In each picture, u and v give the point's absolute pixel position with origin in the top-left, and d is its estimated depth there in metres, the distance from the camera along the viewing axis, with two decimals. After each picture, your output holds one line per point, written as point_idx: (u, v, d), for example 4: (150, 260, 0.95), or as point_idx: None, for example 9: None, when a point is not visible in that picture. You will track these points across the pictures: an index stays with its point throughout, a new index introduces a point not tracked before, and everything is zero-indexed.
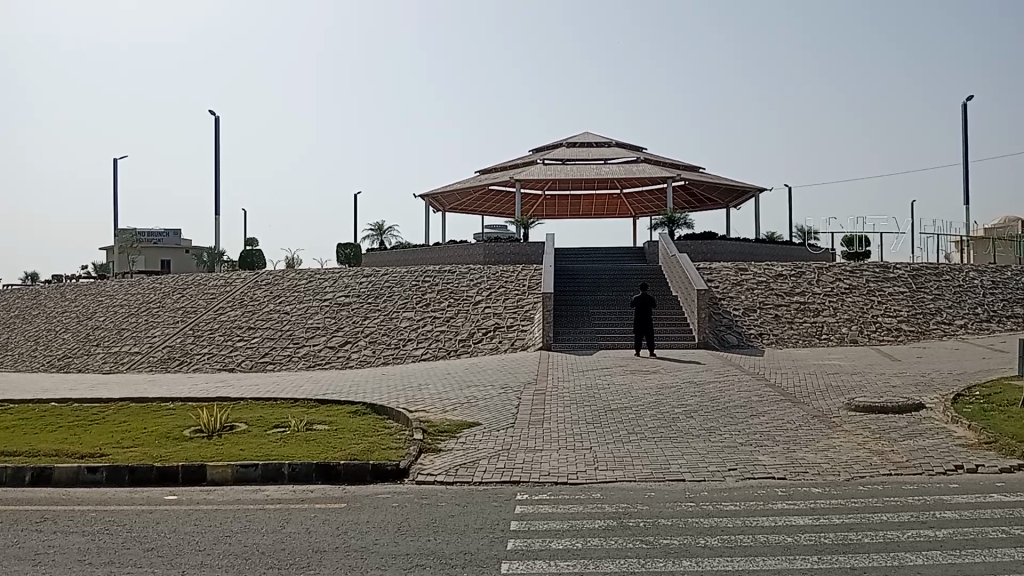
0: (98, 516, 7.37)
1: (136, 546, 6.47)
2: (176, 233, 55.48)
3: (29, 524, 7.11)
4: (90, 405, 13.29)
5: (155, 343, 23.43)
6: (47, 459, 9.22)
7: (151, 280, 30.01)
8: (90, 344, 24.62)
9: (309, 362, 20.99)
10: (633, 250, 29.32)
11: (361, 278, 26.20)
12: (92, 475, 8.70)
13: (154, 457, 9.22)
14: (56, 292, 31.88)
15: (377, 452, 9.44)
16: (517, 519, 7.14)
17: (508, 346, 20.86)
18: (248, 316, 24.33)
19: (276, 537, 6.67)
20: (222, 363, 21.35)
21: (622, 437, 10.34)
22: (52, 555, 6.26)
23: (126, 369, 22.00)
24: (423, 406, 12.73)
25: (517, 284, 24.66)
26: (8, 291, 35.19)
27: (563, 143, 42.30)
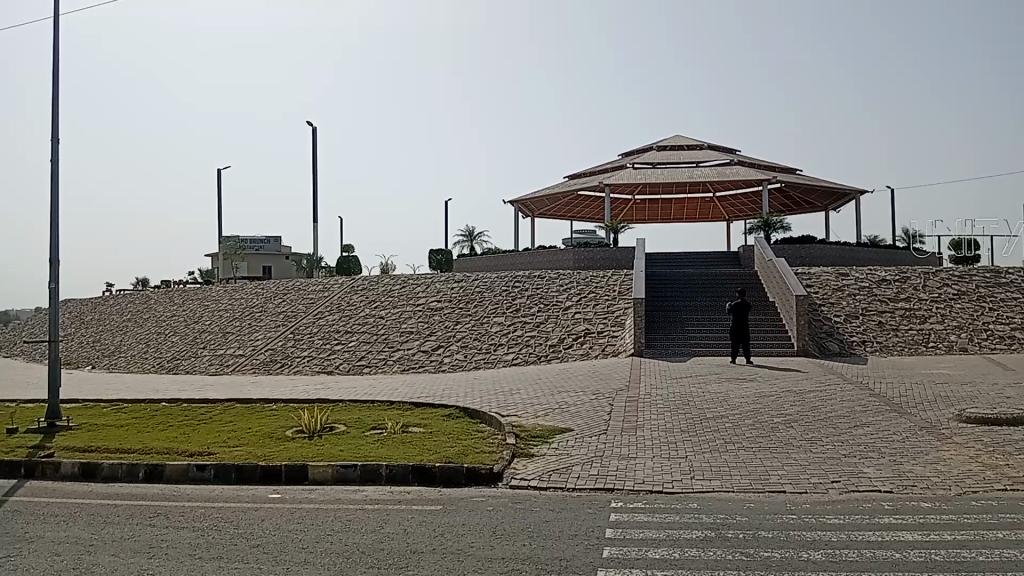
0: (205, 512, 7.68)
1: (242, 542, 6.71)
2: (277, 240, 56.99)
3: (144, 518, 7.47)
4: (197, 405, 13.85)
5: (258, 346, 24.31)
6: (159, 456, 9.67)
7: (253, 285, 31.15)
8: (197, 346, 25.74)
9: (403, 365, 21.37)
10: (727, 256, 28.70)
11: (452, 283, 26.54)
12: (200, 472, 9.08)
13: (258, 456, 9.56)
14: (165, 297, 33.42)
15: (471, 456, 9.52)
16: (613, 526, 7.07)
17: (599, 352, 20.76)
18: (346, 320, 24.96)
19: (375, 537, 6.80)
20: (321, 366, 22.00)
21: (718, 446, 10.14)
22: (165, 549, 6.55)
23: (231, 370, 22.89)
24: (515, 410, 12.77)
25: (608, 289, 24.50)
26: (121, 295, 37.08)
27: (654, 147, 41.76)
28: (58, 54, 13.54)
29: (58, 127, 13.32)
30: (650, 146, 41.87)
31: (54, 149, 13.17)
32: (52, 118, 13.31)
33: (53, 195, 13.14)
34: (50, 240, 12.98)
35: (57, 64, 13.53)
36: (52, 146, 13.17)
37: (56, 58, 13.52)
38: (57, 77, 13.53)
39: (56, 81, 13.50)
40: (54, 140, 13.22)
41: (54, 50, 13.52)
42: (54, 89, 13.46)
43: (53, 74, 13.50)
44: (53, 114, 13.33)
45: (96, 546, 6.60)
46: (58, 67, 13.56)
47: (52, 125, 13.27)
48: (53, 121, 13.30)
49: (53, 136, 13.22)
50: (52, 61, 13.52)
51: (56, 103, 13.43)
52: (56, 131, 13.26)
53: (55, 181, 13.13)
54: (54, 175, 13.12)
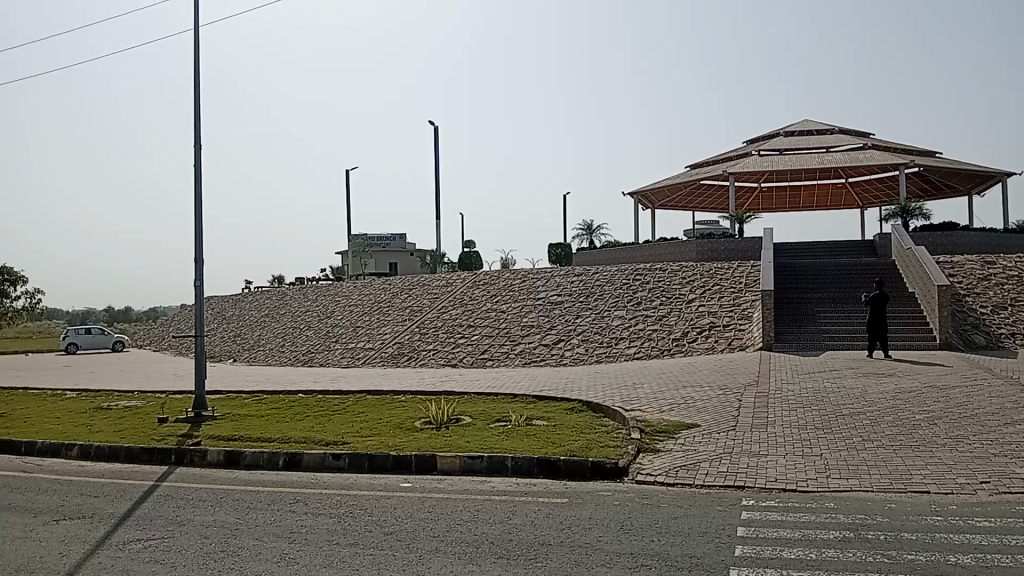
0: (341, 499, 7.97)
1: (377, 529, 6.94)
2: (402, 237, 58.51)
3: (285, 504, 7.84)
4: (330, 397, 14.42)
5: (386, 340, 25.07)
6: (297, 444, 10.14)
7: (380, 281, 32.11)
8: (329, 340, 26.79)
9: (525, 359, 21.55)
10: (860, 245, 27.41)
11: (573, 277, 26.52)
12: (336, 461, 9.45)
13: (389, 446, 9.87)
14: (299, 294, 34.95)
15: (596, 450, 9.49)
16: (744, 525, 6.89)
17: (725, 346, 20.28)
18: (468, 314, 25.37)
19: (503, 527, 6.89)
20: (446, 359, 22.45)
21: (855, 444, 9.71)
22: (305, 534, 6.85)
23: (361, 363, 23.69)
24: (640, 405, 12.65)
25: (733, 281, 23.86)
26: (259, 292, 39.04)
27: (780, 134, 40.33)
28: (200, 64, 14.34)
29: (201, 133, 14.12)
30: (776, 133, 40.47)
31: (197, 154, 13.97)
32: (194, 125, 14.11)
33: (196, 198, 13.94)
34: (194, 240, 13.78)
35: (199, 73, 14.33)
36: (195, 151, 13.97)
37: (197, 67, 14.33)
38: (199, 85, 14.32)
39: (197, 89, 14.30)
40: (197, 146, 14.02)
41: (195, 61, 14.33)
42: (195, 97, 14.27)
43: (195, 83, 14.30)
44: (196, 121, 14.13)
45: (242, 531, 6.97)
46: (200, 76, 14.35)
47: (195, 132, 14.07)
48: (195, 127, 14.11)
49: (196, 142, 14.02)
50: (194, 71, 14.33)
51: (199, 111, 14.22)
52: (199, 137, 14.06)
53: (199, 184, 13.94)
54: (197, 179, 13.93)
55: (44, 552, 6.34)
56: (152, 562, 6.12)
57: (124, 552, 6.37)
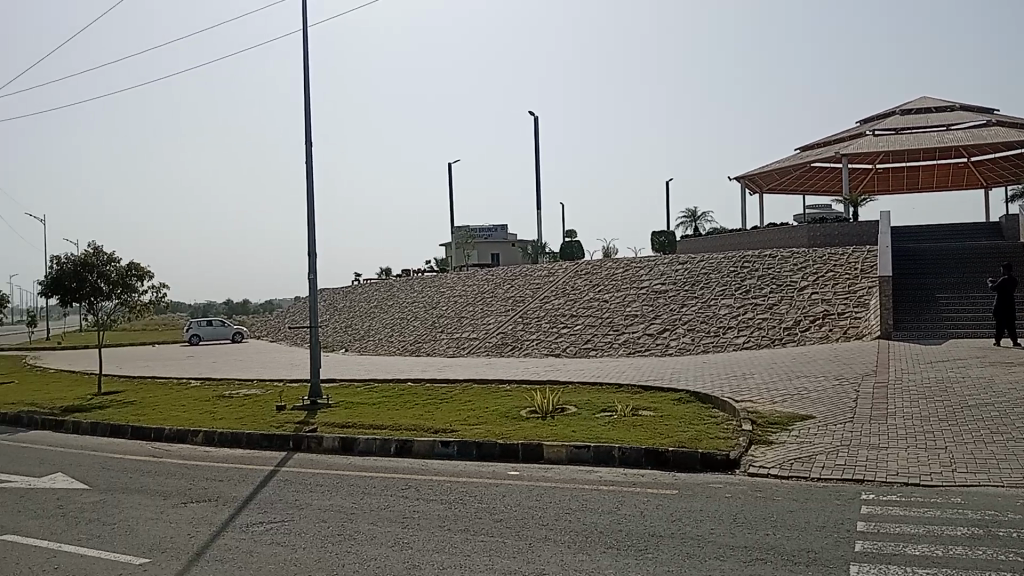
0: (451, 486, 8.11)
1: (487, 516, 7.02)
2: (503, 228, 58.90)
3: (397, 490, 8.03)
4: (438, 386, 14.68)
5: (490, 330, 25.33)
6: (407, 432, 10.36)
7: (484, 271, 32.45)
8: (435, 331, 27.28)
9: (630, 349, 21.36)
10: (985, 227, 25.88)
11: (678, 265, 26.09)
12: (445, 449, 9.62)
13: (496, 434, 9.96)
14: (405, 285, 35.69)
15: (706, 441, 9.31)
16: (863, 519, 6.63)
17: (839, 335, 19.55)
18: (572, 304, 25.33)
19: (613, 517, 6.85)
20: (549, 349, 22.50)
21: (985, 437, 9.18)
22: (417, 520, 6.99)
23: (466, 353, 24.01)
24: (750, 395, 12.34)
25: (847, 268, 22.95)
26: (367, 284, 40.11)
27: (896, 112, 38.48)
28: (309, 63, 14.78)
29: (312, 131, 14.56)
30: (892, 111, 38.62)
31: (308, 151, 14.42)
32: (305, 122, 14.54)
33: (308, 194, 14.40)
34: (307, 235, 14.24)
35: (309, 71, 14.77)
36: (307, 148, 14.42)
37: (307, 67, 14.78)
38: (309, 83, 14.76)
39: (308, 87, 14.73)
40: (308, 143, 14.47)
41: (305, 61, 14.78)
42: (306, 95, 14.72)
43: (306, 81, 14.75)
44: (307, 119, 14.58)
45: (356, 515, 7.17)
46: (310, 74, 14.80)
47: (306, 129, 14.51)
48: (306, 125, 14.55)
49: (307, 139, 14.46)
50: (304, 70, 14.77)
51: (309, 109, 14.66)
52: (310, 135, 14.50)
53: (311, 181, 14.40)
54: (309, 176, 14.39)
55: (174, 533, 6.70)
56: (273, 543, 6.37)
57: (247, 533, 6.66)
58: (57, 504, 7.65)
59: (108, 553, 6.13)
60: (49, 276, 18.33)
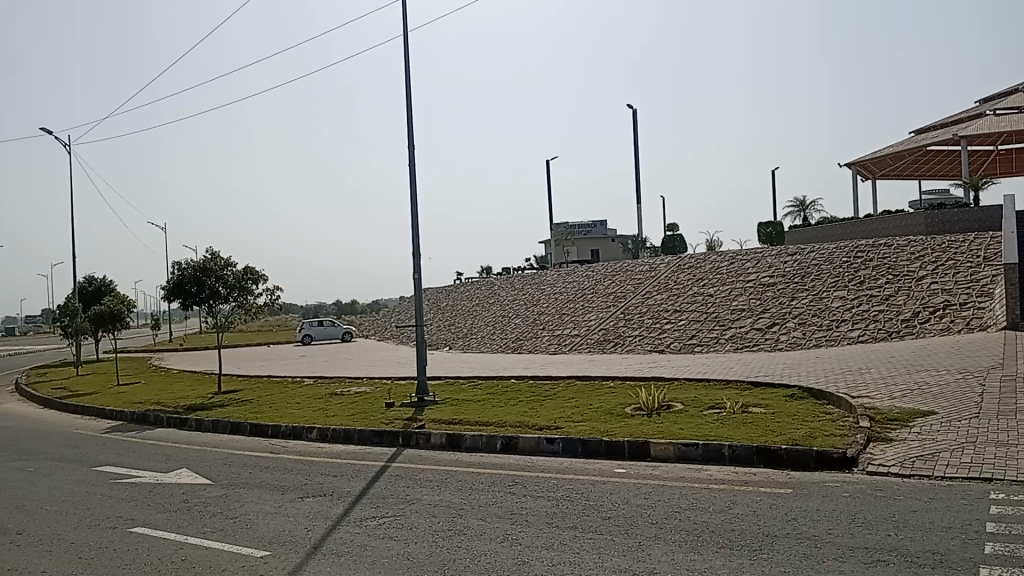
0: (558, 483, 8.11)
1: (595, 514, 6.98)
2: (602, 223, 58.44)
3: (505, 487, 8.08)
4: (542, 383, 14.72)
5: (592, 327, 25.24)
6: (513, 429, 10.42)
7: (584, 268, 32.36)
8: (537, 328, 27.38)
9: (737, 344, 20.87)
10: None
11: (785, 257, 25.32)
12: (551, 446, 9.63)
13: (602, 432, 9.90)
14: (506, 283, 35.97)
15: (821, 439, 8.99)
16: (994, 520, 6.25)
17: (963, 327, 18.56)
18: (675, 299, 24.95)
19: (725, 517, 6.70)
20: (653, 345, 22.22)
21: None
22: (526, 516, 7.01)
23: (569, 350, 23.99)
24: (867, 391, 11.85)
25: (969, 255, 21.74)
26: (468, 283, 40.63)
27: (1020, 89, 36.19)
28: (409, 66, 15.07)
29: (414, 134, 14.83)
30: (1015, 88, 36.35)
31: (411, 154, 14.70)
32: (407, 126, 14.83)
33: (412, 195, 14.68)
34: (412, 236, 14.53)
35: (410, 76, 15.06)
36: (409, 151, 14.71)
37: (408, 71, 15.07)
38: (410, 87, 15.05)
39: (409, 91, 15.02)
40: (410, 145, 14.74)
41: (406, 65, 15.08)
42: (407, 99, 15.01)
43: (407, 85, 15.04)
44: (409, 121, 14.87)
45: (465, 511, 7.26)
46: (411, 78, 15.08)
47: (408, 132, 14.80)
48: (409, 129, 14.84)
49: (409, 141, 14.74)
50: (405, 75, 15.06)
51: (411, 112, 14.94)
52: (412, 138, 14.77)
53: (414, 183, 14.68)
54: (412, 178, 14.67)
55: (292, 526, 6.94)
56: (386, 538, 6.51)
57: (361, 527, 6.83)
58: (183, 498, 8.05)
59: (231, 546, 6.40)
60: (172, 281, 19.36)
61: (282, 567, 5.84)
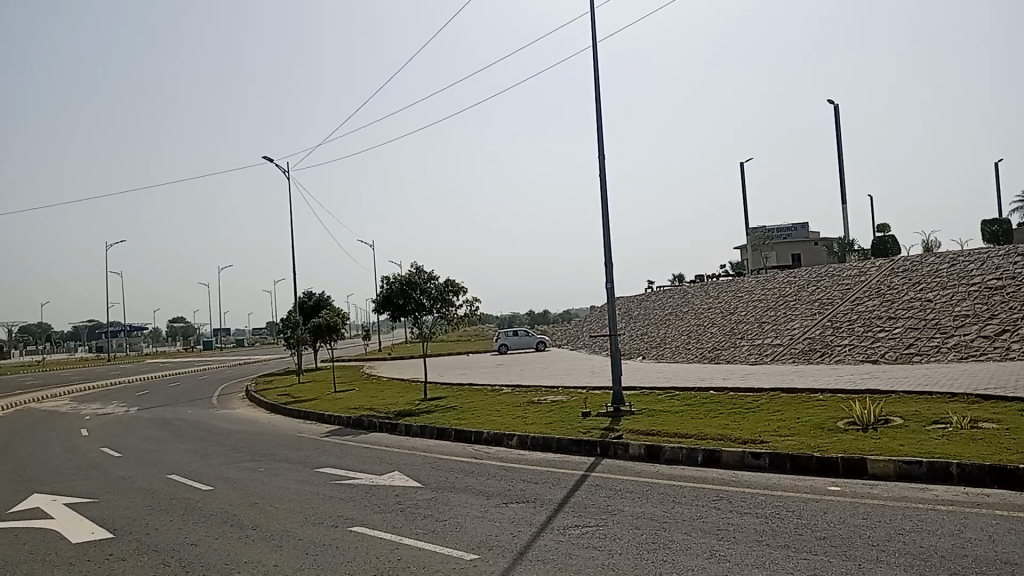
0: (766, 500, 7.76)
1: (808, 533, 6.61)
2: (803, 226, 55.55)
3: (709, 501, 7.84)
4: (743, 395, 14.20)
5: (795, 336, 24.08)
6: (714, 442, 10.12)
7: (785, 273, 30.98)
8: (735, 337, 26.49)
9: (962, 353, 19.10)
10: None
11: (1016, 257, 22.93)
12: (757, 461, 9.25)
13: (811, 447, 9.39)
14: (701, 291, 35.13)
15: None
16: None
17: None
18: (888, 305, 23.28)
19: (955, 541, 6.12)
20: (864, 355, 20.81)
21: None
22: (733, 533, 6.76)
23: (771, 360, 23.01)
24: None
25: None
26: (662, 291, 40.06)
27: None
28: (598, 78, 15.10)
29: (604, 145, 14.84)
30: None
31: (602, 163, 14.71)
32: (598, 137, 14.87)
33: (604, 205, 14.68)
34: (605, 245, 14.52)
35: (599, 87, 15.09)
36: (600, 162, 14.72)
37: (596, 81, 15.12)
38: (600, 98, 15.07)
39: (599, 101, 15.05)
40: (601, 155, 14.76)
41: (595, 77, 15.11)
42: (597, 109, 15.05)
43: (596, 96, 15.08)
44: (599, 132, 14.90)
45: (670, 524, 7.11)
46: (601, 89, 15.10)
47: (599, 143, 14.84)
48: (599, 140, 14.86)
49: (600, 152, 14.77)
50: (594, 86, 15.10)
51: (602, 124, 14.96)
52: (603, 149, 14.79)
53: (605, 192, 14.66)
54: (603, 188, 14.66)
55: (499, 532, 7.10)
56: (590, 547, 6.50)
57: (565, 536, 6.87)
58: (396, 500, 8.48)
59: (442, 548, 6.64)
60: (380, 295, 20.54)
61: (491, 571, 5.98)
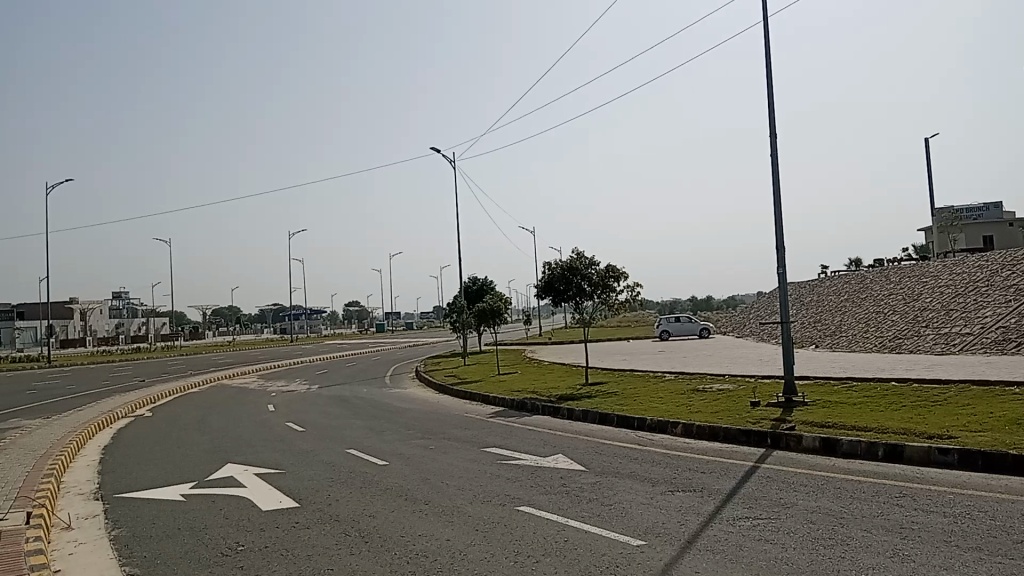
0: (956, 498, 7.20)
1: (1004, 536, 6.08)
2: (998, 206, 51.08)
3: (890, 498, 7.38)
4: (928, 387, 13.25)
5: (988, 324, 22.21)
6: (896, 436, 9.50)
7: (977, 256, 28.59)
8: (919, 326, 24.78)
9: None
10: None
11: None
12: (943, 457, 8.61)
13: (1007, 443, 8.62)
14: (880, 277, 33.09)
15: None
16: None
17: None
18: None
19: None
20: None
21: None
22: (917, 532, 6.33)
23: (959, 350, 21.37)
24: None
25: None
26: (836, 277, 38.06)
27: None
28: (769, 53, 14.48)
29: (776, 124, 14.23)
30: None
31: (773, 142, 14.12)
32: (769, 114, 14.28)
33: (774, 185, 14.08)
34: (775, 228, 13.94)
35: (770, 62, 14.46)
36: (771, 141, 14.13)
37: (767, 57, 14.49)
38: (770, 74, 14.44)
39: (770, 77, 14.44)
40: (773, 133, 14.16)
41: (766, 52, 14.49)
42: (769, 86, 14.43)
43: (767, 71, 14.47)
44: (770, 109, 14.29)
45: (847, 520, 6.75)
46: (772, 64, 14.47)
47: (770, 120, 14.24)
48: (770, 118, 14.27)
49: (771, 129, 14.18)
50: (764, 63, 14.48)
51: (772, 102, 14.34)
52: (774, 128, 14.19)
53: (776, 171, 14.06)
54: (774, 167, 14.06)
55: (665, 519, 7.00)
56: (761, 540, 6.29)
57: (735, 527, 6.69)
58: (561, 482, 8.55)
59: (607, 533, 6.63)
60: (543, 280, 20.75)
61: (658, 558, 5.91)
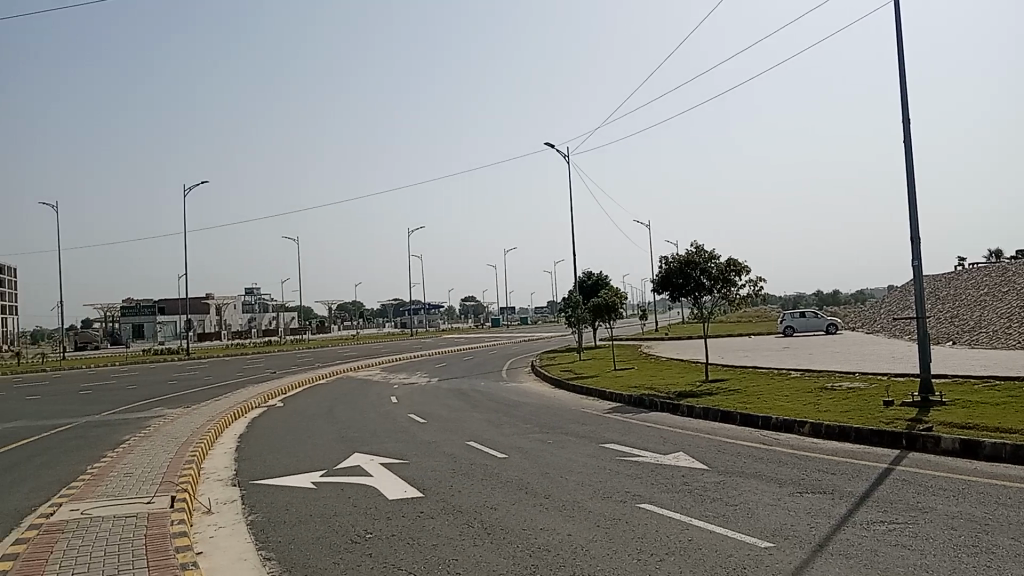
0: None
1: None
2: None
3: None
4: None
5: None
6: None
7: None
8: None
9: None
10: None
11: None
12: None
13: None
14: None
15: None
16: None
17: None
18: None
19: None
20: None
21: None
22: None
23: None
24: None
25: None
26: (976, 269, 35.81)
27: None
28: (901, 34, 13.77)
29: (909, 109, 13.53)
30: None
31: (907, 128, 13.43)
32: (902, 99, 13.59)
33: (908, 174, 13.39)
34: (909, 218, 13.26)
35: (903, 45, 13.75)
36: (904, 127, 13.45)
37: (899, 38, 13.78)
38: (903, 57, 13.73)
39: (903, 60, 13.72)
40: (906, 119, 13.47)
41: (898, 34, 13.77)
42: (902, 69, 13.73)
43: (899, 54, 13.76)
44: (903, 93, 13.60)
45: (993, 527, 6.36)
46: (904, 46, 13.75)
47: (903, 105, 13.55)
48: (902, 103, 13.57)
49: (904, 115, 13.49)
50: (897, 45, 13.78)
51: (905, 87, 13.64)
52: (907, 113, 13.49)
53: (909, 160, 13.38)
54: (907, 155, 13.38)
55: (794, 521, 6.79)
56: (898, 546, 6.00)
57: (868, 531, 6.41)
58: (683, 480, 8.43)
59: (733, 533, 6.48)
60: (660, 275, 20.47)
61: (788, 561, 5.73)
